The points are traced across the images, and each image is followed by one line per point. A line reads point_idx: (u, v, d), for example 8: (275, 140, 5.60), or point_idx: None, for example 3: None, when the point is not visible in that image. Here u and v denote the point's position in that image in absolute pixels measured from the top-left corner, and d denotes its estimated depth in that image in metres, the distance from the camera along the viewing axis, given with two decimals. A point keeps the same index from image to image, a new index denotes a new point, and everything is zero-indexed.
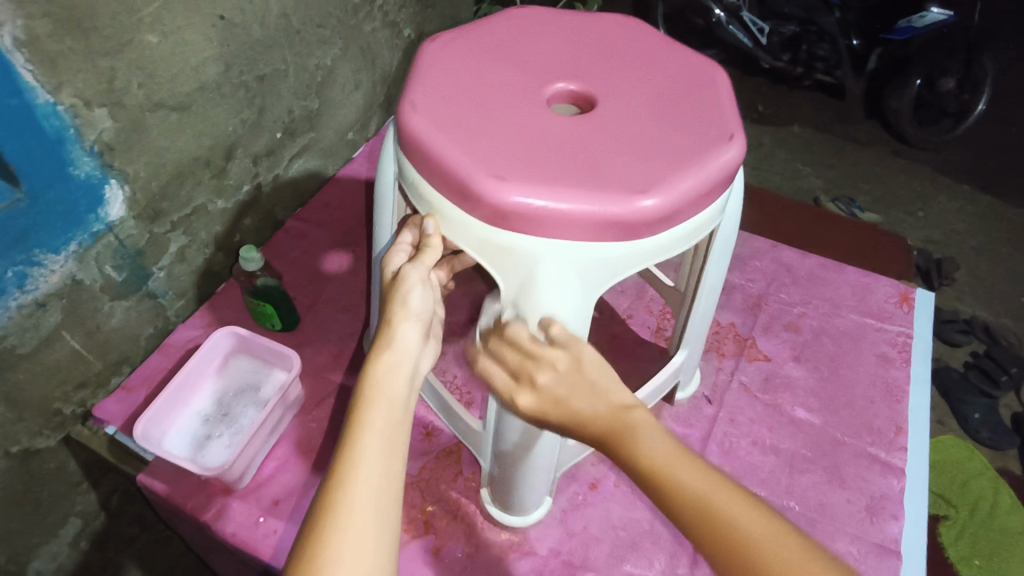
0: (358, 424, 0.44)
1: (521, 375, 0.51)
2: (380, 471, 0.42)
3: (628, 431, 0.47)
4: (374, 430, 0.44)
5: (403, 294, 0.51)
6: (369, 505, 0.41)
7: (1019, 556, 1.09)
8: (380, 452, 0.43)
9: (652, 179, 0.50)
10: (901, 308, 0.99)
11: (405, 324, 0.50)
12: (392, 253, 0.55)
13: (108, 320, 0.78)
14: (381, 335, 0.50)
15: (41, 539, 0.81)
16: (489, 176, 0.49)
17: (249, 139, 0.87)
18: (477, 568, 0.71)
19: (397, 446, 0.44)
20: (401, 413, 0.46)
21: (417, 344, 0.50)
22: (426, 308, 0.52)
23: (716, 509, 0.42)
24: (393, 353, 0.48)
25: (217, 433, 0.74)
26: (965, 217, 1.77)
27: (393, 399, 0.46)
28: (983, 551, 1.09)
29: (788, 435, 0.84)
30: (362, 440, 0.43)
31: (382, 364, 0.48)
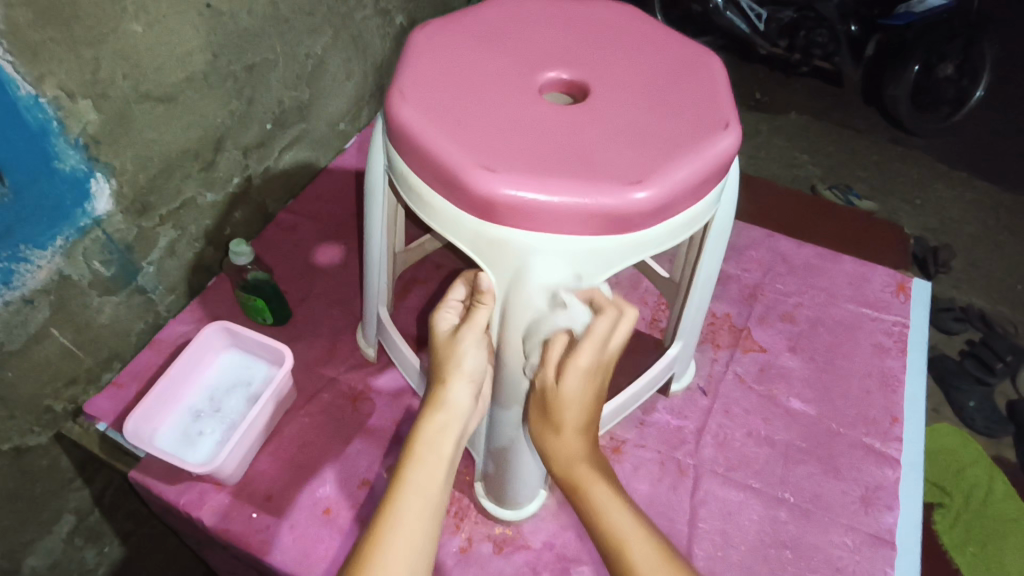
0: (405, 481, 0.51)
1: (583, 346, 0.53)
2: (418, 519, 0.49)
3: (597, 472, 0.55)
4: (416, 484, 0.51)
5: (457, 356, 0.55)
6: (406, 560, 0.47)
7: (1012, 543, 1.09)
8: (417, 512, 0.49)
9: (645, 169, 0.49)
10: (897, 298, 0.99)
11: (458, 384, 0.55)
12: (442, 310, 0.59)
13: (97, 315, 0.77)
14: (435, 395, 0.55)
15: (35, 536, 0.81)
16: (478, 167, 0.47)
17: (238, 130, 0.86)
18: (471, 562, 0.70)
19: (435, 505, 0.51)
20: (444, 475, 0.52)
21: (466, 406, 0.55)
22: (477, 368, 0.56)
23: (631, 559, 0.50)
24: (444, 415, 0.55)
25: (209, 429, 0.74)
26: (962, 204, 1.77)
27: (436, 462, 0.53)
28: (976, 539, 1.10)
29: (783, 426, 0.84)
30: (406, 498, 0.50)
31: (432, 425, 0.54)
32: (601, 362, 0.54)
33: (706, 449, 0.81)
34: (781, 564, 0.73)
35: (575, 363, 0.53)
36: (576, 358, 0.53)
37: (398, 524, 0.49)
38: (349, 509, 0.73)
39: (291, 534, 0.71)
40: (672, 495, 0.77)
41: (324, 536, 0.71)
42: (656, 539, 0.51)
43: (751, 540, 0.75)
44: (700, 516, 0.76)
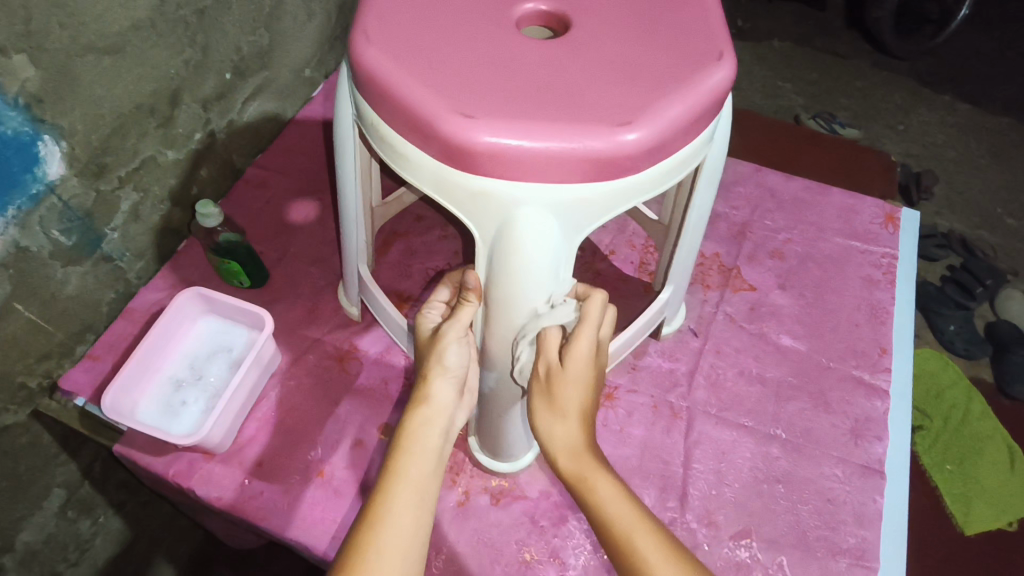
0: (394, 475, 0.50)
1: (589, 319, 0.54)
2: (412, 515, 0.48)
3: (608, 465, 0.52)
4: (408, 476, 0.50)
5: (440, 352, 0.55)
6: (399, 550, 0.46)
7: (987, 458, 1.14)
8: (408, 503, 0.48)
9: (638, 107, 0.44)
10: (886, 229, 0.98)
11: (440, 381, 0.55)
12: (425, 311, 0.60)
13: (63, 287, 0.74)
14: (418, 392, 0.54)
15: (25, 513, 0.80)
16: (452, 113, 0.42)
17: (194, 82, 0.80)
18: (470, 514, 0.71)
19: (427, 495, 0.50)
20: (433, 466, 0.51)
21: (452, 402, 0.55)
22: (460, 367, 0.56)
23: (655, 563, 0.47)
24: (430, 408, 0.53)
25: (192, 399, 0.71)
26: (944, 128, 1.74)
27: (425, 453, 0.51)
28: (954, 456, 1.14)
29: (774, 363, 0.84)
30: (395, 488, 0.49)
31: (419, 418, 0.53)
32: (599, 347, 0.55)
33: (698, 390, 0.81)
34: (774, 498, 0.74)
35: (579, 343, 0.53)
36: (579, 340, 0.53)
37: (391, 514, 0.47)
38: (344, 471, 0.72)
39: (286, 499, 0.70)
40: (666, 438, 0.77)
41: (320, 500, 0.70)
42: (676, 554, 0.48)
43: (744, 477, 0.75)
44: (694, 457, 0.76)
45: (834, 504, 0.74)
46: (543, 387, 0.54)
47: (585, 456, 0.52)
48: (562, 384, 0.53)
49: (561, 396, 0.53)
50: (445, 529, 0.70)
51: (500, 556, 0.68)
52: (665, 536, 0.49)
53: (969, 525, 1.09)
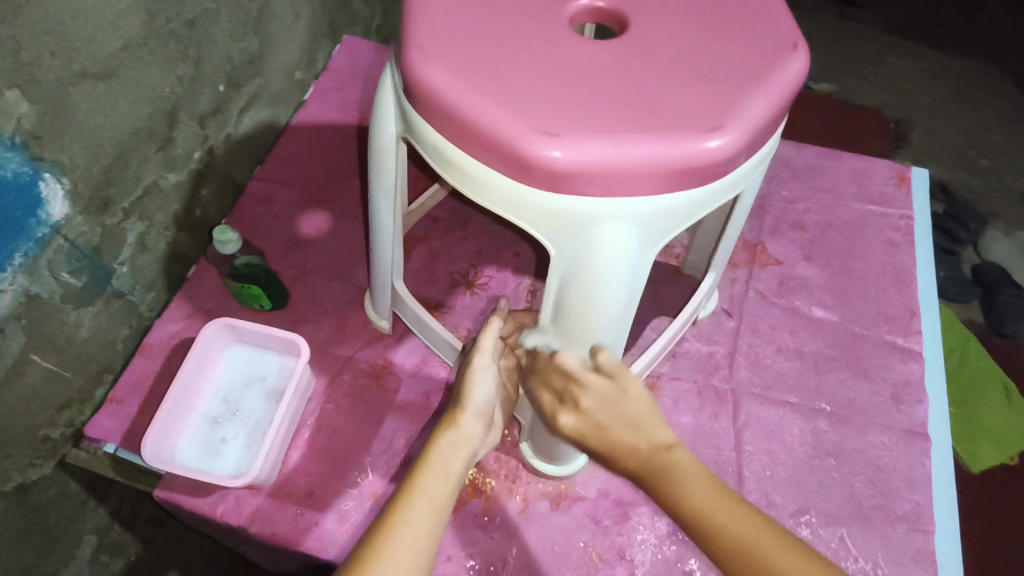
0: (415, 486, 0.49)
1: (565, 396, 0.53)
2: (425, 530, 0.47)
3: (674, 470, 0.48)
4: (426, 492, 0.49)
5: (471, 383, 0.57)
6: (406, 566, 0.45)
7: (989, 398, 1.10)
8: (423, 517, 0.47)
9: (721, 111, 0.42)
10: (900, 190, 0.98)
11: (470, 410, 0.56)
12: None
13: (77, 330, 0.69)
14: (449, 417, 0.55)
15: (59, 564, 0.76)
16: (533, 132, 0.40)
17: (189, 98, 0.75)
18: (532, 521, 0.70)
19: (441, 516, 0.49)
20: (452, 488, 0.50)
21: (478, 435, 0.55)
22: (487, 401, 0.57)
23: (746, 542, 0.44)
24: (456, 433, 0.54)
25: (232, 435, 0.68)
26: (917, 75, 1.74)
27: (447, 474, 0.51)
28: (957, 399, 1.10)
29: (809, 336, 0.84)
30: (413, 501, 0.48)
31: (445, 441, 0.53)
32: (603, 399, 0.51)
33: (740, 371, 0.81)
34: (827, 472, 0.75)
35: (564, 417, 0.53)
36: (560, 420, 0.53)
37: (406, 520, 0.47)
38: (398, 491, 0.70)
39: (344, 527, 0.68)
40: (715, 423, 0.77)
41: None
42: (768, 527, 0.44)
43: (796, 454, 0.76)
44: (745, 439, 0.76)
45: (886, 471, 0.75)
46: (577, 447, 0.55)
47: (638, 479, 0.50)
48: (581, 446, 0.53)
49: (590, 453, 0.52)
50: (509, 539, 0.69)
51: (568, 561, 0.68)
52: (750, 516, 0.45)
53: (976, 463, 1.08)
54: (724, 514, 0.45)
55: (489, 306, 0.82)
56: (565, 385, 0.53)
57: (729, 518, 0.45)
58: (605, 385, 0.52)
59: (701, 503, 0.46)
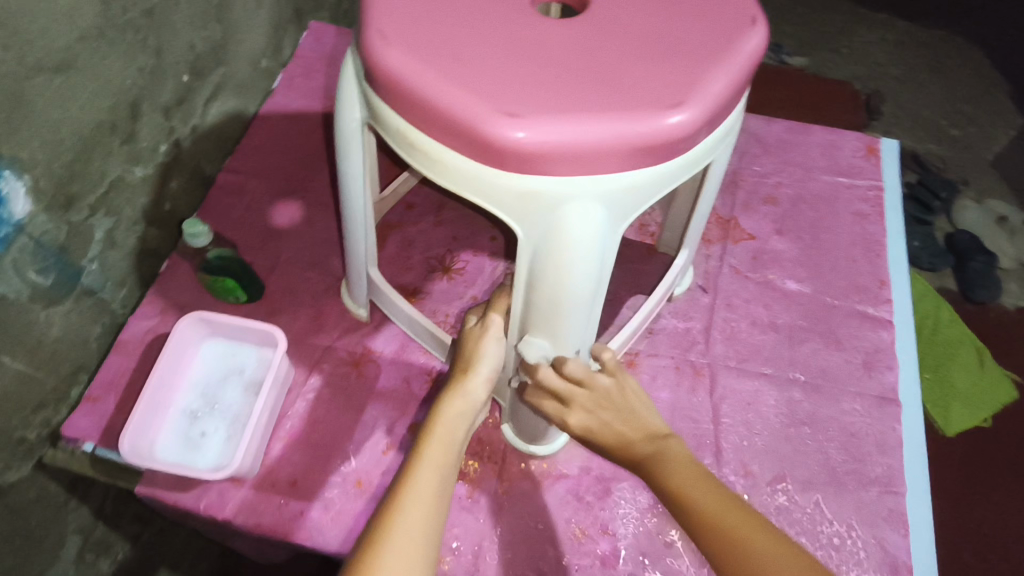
0: (423, 454, 0.51)
1: (570, 397, 0.54)
2: (435, 494, 0.48)
3: (666, 456, 0.50)
4: (433, 458, 0.50)
5: (478, 353, 0.59)
6: (418, 527, 0.45)
7: (961, 361, 1.12)
8: (433, 481, 0.48)
9: (681, 87, 0.42)
10: (868, 161, 0.99)
11: (476, 380, 0.58)
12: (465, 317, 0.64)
13: (48, 330, 0.68)
14: (453, 386, 0.57)
15: (43, 566, 0.75)
16: (494, 113, 0.40)
17: (152, 90, 0.73)
18: (515, 500, 0.71)
19: (448, 481, 0.50)
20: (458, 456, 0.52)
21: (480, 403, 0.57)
22: (494, 370, 0.59)
23: (714, 512, 0.44)
24: (463, 400, 0.56)
25: (212, 428, 0.68)
26: (887, 46, 1.76)
27: (453, 441, 0.53)
28: (930, 363, 1.12)
29: (783, 309, 0.86)
30: (422, 466, 0.49)
31: (452, 408, 0.55)
32: (608, 397, 0.54)
33: (716, 345, 0.82)
34: (802, 440, 0.77)
35: (572, 416, 0.55)
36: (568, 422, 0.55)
37: (416, 482, 0.48)
38: (381, 477, 0.71)
39: (329, 514, 0.68)
40: (693, 398, 0.78)
41: (362, 509, 0.69)
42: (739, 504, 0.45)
43: (773, 424, 0.77)
44: (722, 411, 0.78)
45: (858, 437, 0.77)
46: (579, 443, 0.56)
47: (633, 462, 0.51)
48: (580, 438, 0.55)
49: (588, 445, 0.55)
50: (493, 519, 0.69)
51: (552, 537, 0.69)
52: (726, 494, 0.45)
53: (949, 426, 1.10)
54: (700, 488, 0.46)
55: (467, 290, 0.82)
56: (571, 388, 0.54)
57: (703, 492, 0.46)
58: (608, 384, 0.54)
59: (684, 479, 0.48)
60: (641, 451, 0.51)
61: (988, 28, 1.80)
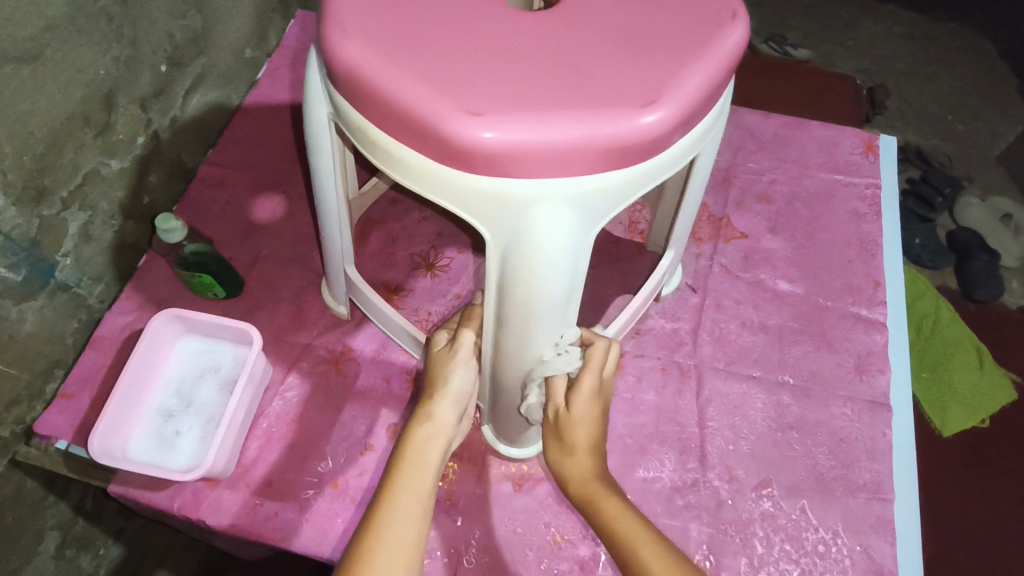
0: (395, 486, 0.53)
1: (586, 370, 0.57)
2: (412, 527, 0.51)
3: (611, 490, 0.56)
4: (406, 489, 0.53)
5: (446, 376, 0.60)
6: (398, 563, 0.48)
7: (960, 361, 1.10)
8: (408, 514, 0.51)
9: (654, 84, 0.40)
10: (866, 159, 0.97)
11: (445, 402, 0.59)
12: (434, 334, 0.64)
13: (21, 326, 0.67)
14: (422, 411, 0.59)
15: (21, 562, 0.74)
16: (456, 111, 0.38)
17: (128, 81, 0.72)
18: (494, 503, 0.69)
19: (424, 509, 0.52)
20: (431, 481, 0.54)
21: (451, 424, 0.59)
22: (464, 389, 0.60)
23: (632, 546, 0.51)
24: (431, 425, 0.58)
25: (186, 427, 0.67)
26: (893, 39, 1.72)
27: (425, 468, 0.55)
28: (929, 363, 1.10)
29: (773, 310, 0.84)
30: (395, 500, 0.52)
31: (422, 435, 0.57)
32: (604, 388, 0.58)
33: (704, 347, 0.80)
34: (789, 445, 0.75)
35: (580, 387, 0.56)
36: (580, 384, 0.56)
37: (391, 518, 0.51)
38: (357, 478, 0.69)
39: (304, 516, 0.67)
40: (679, 400, 0.77)
41: (338, 511, 0.68)
42: (662, 542, 0.52)
43: (759, 428, 0.76)
44: (708, 415, 0.76)
45: (847, 443, 0.76)
46: (555, 431, 0.58)
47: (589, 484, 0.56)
48: (568, 424, 0.57)
49: (570, 435, 0.57)
50: (471, 522, 0.68)
51: (531, 542, 0.68)
52: (650, 529, 0.53)
53: (947, 427, 1.09)
54: (628, 521, 0.53)
55: (451, 288, 0.81)
56: (586, 367, 0.57)
57: (630, 523, 0.53)
58: (609, 366, 0.59)
59: (627, 521, 0.53)
60: (591, 482, 0.56)
61: (998, 20, 1.76)
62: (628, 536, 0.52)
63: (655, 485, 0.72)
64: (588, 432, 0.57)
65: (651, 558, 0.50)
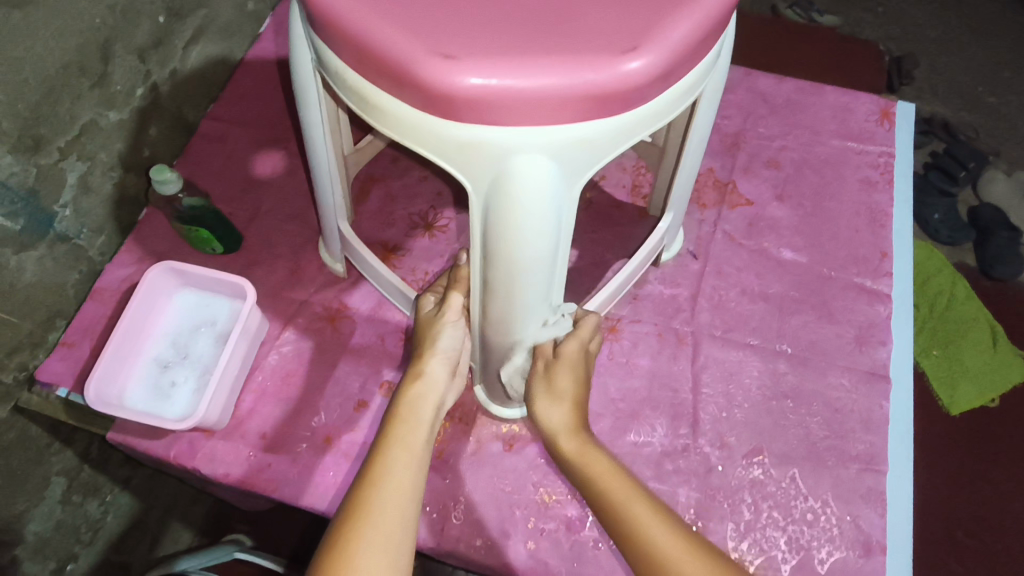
0: (389, 440, 0.53)
1: (574, 335, 0.59)
2: (411, 477, 0.51)
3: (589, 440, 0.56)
4: (403, 443, 0.53)
5: (435, 336, 0.61)
6: (397, 512, 0.49)
7: (973, 340, 1.08)
8: (406, 464, 0.52)
9: (639, 30, 0.39)
10: (882, 126, 0.93)
11: (434, 362, 0.59)
12: (422, 298, 0.65)
13: (21, 275, 0.68)
14: (413, 369, 0.59)
15: (28, 504, 0.75)
16: (432, 56, 0.37)
17: (125, 30, 0.71)
18: (484, 462, 0.70)
19: (420, 461, 0.53)
20: (426, 436, 0.55)
21: (444, 380, 0.59)
22: (454, 351, 0.61)
23: (613, 497, 0.51)
24: (421, 383, 0.58)
25: (182, 378, 0.68)
26: (926, 5, 1.65)
27: (419, 423, 0.55)
28: (940, 340, 1.08)
29: (775, 279, 0.82)
30: (390, 453, 0.52)
31: (412, 393, 0.57)
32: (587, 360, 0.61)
33: (702, 314, 0.80)
34: (783, 414, 0.74)
35: (565, 350, 0.59)
36: (564, 350, 0.59)
37: (389, 470, 0.51)
38: (349, 433, 0.70)
39: (297, 468, 0.68)
40: (673, 366, 0.76)
41: (329, 465, 0.69)
42: (644, 495, 0.51)
43: (754, 396, 0.75)
44: (703, 381, 0.76)
45: (843, 413, 0.75)
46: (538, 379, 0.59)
47: (569, 434, 0.56)
48: (552, 377, 0.58)
49: (554, 384, 0.58)
50: (461, 479, 0.69)
51: (519, 501, 0.68)
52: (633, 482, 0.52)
53: (954, 405, 1.07)
54: (607, 470, 0.53)
55: (448, 249, 0.80)
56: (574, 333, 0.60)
57: (610, 471, 0.53)
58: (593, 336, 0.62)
59: (608, 473, 0.53)
60: (573, 429, 0.56)
61: None
62: (609, 485, 0.52)
63: (645, 450, 0.72)
64: (570, 385, 0.58)
65: (633, 508, 0.50)
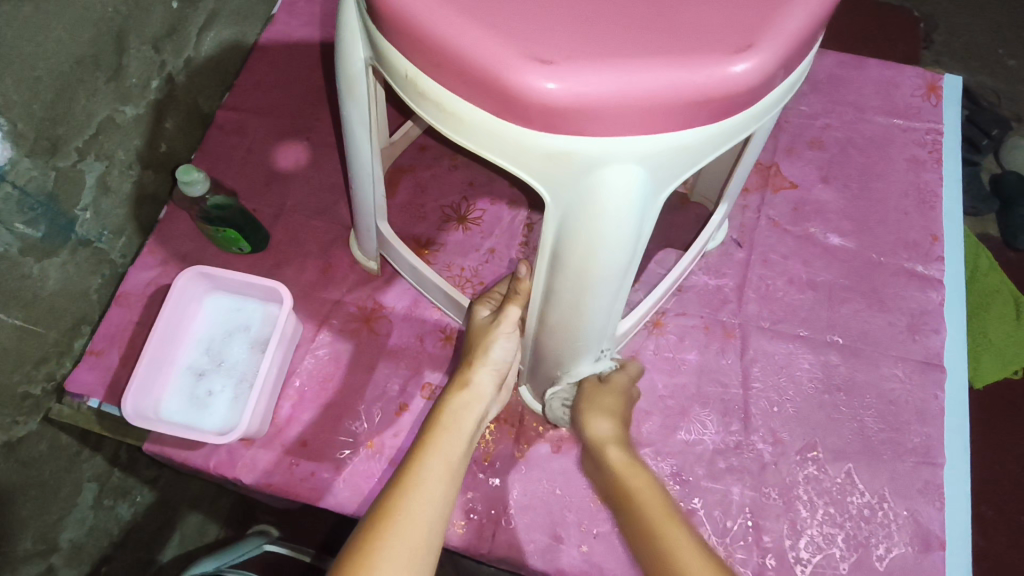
0: (427, 446, 0.51)
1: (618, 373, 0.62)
2: (441, 489, 0.49)
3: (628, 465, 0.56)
4: (440, 453, 0.51)
5: (487, 344, 0.58)
6: (422, 524, 0.46)
7: (996, 310, 1.00)
8: (440, 475, 0.49)
9: (746, 27, 0.38)
10: (928, 101, 0.89)
11: (483, 371, 0.57)
12: (478, 302, 0.63)
13: (44, 284, 0.65)
14: (461, 376, 0.57)
15: (61, 513, 0.71)
16: (531, 63, 0.36)
17: (138, 19, 0.66)
18: (532, 465, 0.68)
19: (455, 475, 0.50)
20: (464, 446, 0.52)
21: (489, 393, 0.57)
22: (506, 360, 0.58)
23: (650, 521, 0.51)
24: (469, 391, 0.56)
25: (218, 387, 0.65)
26: None
27: (460, 433, 0.53)
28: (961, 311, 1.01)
29: (823, 266, 0.79)
30: (428, 462, 0.50)
31: (459, 401, 0.55)
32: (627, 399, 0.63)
33: (749, 305, 0.77)
34: (837, 408, 0.72)
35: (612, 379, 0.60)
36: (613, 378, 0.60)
37: (420, 480, 0.48)
38: (393, 439, 0.68)
39: (341, 476, 0.66)
40: (722, 360, 0.74)
41: (373, 471, 0.67)
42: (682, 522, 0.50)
43: (806, 390, 0.73)
44: (753, 375, 0.73)
45: (897, 405, 0.73)
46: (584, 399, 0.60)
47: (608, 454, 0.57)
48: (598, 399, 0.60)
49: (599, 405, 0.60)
50: (510, 482, 0.67)
51: (570, 503, 0.67)
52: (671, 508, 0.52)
53: (977, 379, 1.00)
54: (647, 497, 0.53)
55: (484, 242, 0.77)
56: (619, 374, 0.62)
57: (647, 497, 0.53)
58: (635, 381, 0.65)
59: (649, 498, 0.52)
60: (613, 452, 0.57)
61: None
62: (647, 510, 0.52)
63: (696, 448, 0.70)
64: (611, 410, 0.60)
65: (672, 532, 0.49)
